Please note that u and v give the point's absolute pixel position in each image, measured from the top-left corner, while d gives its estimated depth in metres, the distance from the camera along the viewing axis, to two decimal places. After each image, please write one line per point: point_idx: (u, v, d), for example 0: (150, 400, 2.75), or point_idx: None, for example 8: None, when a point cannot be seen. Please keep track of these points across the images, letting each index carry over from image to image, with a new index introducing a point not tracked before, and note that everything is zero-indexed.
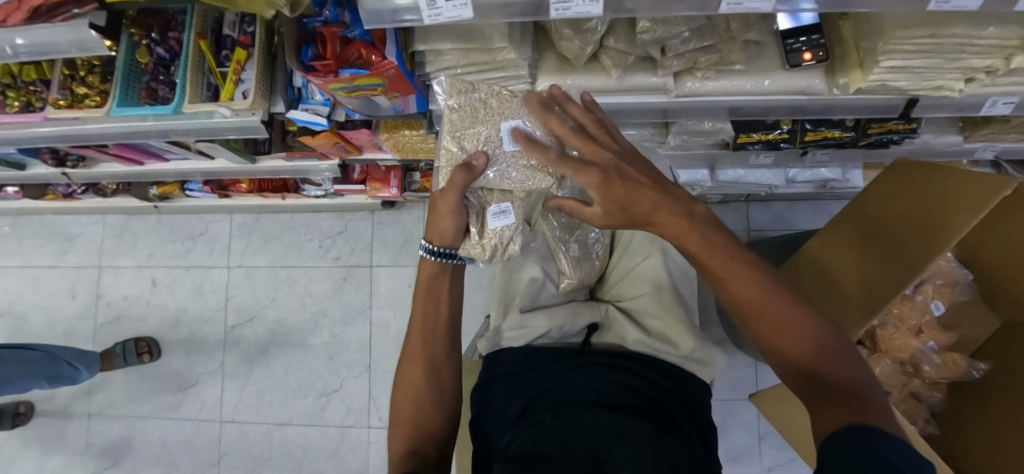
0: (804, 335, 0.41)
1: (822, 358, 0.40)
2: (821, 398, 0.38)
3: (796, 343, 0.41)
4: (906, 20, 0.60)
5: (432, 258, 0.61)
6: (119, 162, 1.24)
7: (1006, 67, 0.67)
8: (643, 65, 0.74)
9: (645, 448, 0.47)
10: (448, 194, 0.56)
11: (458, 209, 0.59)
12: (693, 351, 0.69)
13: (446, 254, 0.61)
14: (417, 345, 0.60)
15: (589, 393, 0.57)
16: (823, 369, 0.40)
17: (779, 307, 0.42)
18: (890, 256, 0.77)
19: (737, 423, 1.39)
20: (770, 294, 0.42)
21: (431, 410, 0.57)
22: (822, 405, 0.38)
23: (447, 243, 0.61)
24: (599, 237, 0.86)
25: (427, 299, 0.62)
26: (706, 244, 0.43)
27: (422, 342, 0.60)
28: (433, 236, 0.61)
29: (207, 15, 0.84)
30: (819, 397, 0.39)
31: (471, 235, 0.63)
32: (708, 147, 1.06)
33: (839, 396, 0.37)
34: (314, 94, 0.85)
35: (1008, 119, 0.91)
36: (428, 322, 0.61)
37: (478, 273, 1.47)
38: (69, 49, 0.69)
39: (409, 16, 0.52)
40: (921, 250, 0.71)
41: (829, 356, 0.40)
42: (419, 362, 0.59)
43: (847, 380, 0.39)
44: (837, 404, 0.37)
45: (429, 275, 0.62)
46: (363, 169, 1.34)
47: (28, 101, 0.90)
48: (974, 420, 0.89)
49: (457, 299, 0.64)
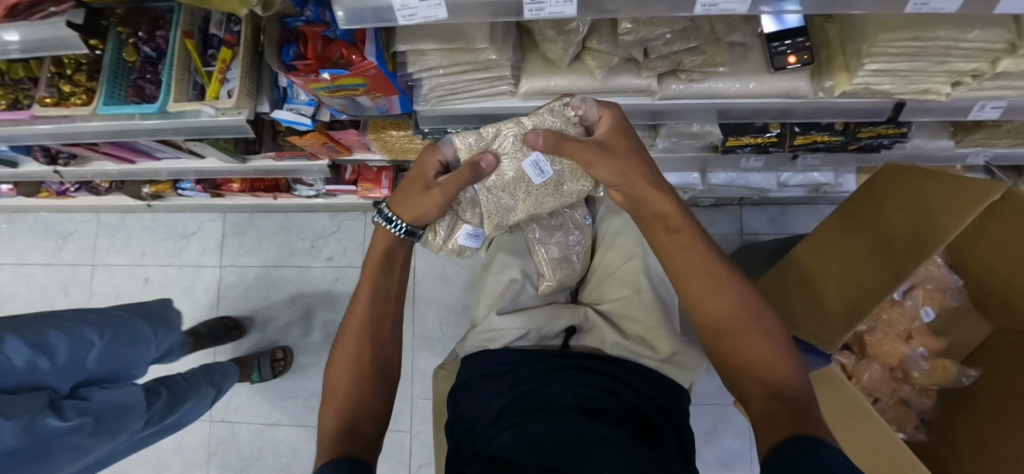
0: (763, 341, 0.47)
1: (777, 365, 0.46)
2: (775, 409, 0.41)
3: (756, 347, 0.47)
4: (889, 23, 0.60)
5: (398, 235, 0.63)
6: (110, 160, 1.24)
7: (993, 71, 0.66)
8: (627, 66, 0.74)
9: (620, 456, 0.46)
10: (451, 184, 0.59)
11: (447, 202, 0.62)
12: (671, 354, 0.69)
13: (411, 233, 0.64)
14: (359, 317, 0.60)
15: (568, 397, 0.56)
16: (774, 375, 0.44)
17: (748, 308, 0.50)
18: (875, 256, 0.77)
19: (729, 428, 1.37)
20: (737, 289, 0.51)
21: (375, 391, 0.56)
22: (773, 413, 0.41)
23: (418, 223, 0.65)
24: (579, 240, 0.85)
25: (380, 272, 0.62)
26: (685, 223, 0.55)
27: (365, 314, 0.60)
28: (405, 211, 0.62)
29: (194, 14, 0.84)
30: (771, 409, 0.41)
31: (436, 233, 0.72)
32: (698, 150, 1.05)
33: (791, 406, 0.40)
34: (299, 93, 0.85)
35: (999, 124, 0.91)
36: (377, 294, 0.61)
37: (470, 274, 1.46)
38: (55, 47, 0.69)
39: (386, 17, 0.52)
40: (907, 249, 0.70)
41: (784, 371, 0.45)
42: (362, 335, 0.59)
43: (799, 393, 0.43)
44: (787, 413, 0.40)
45: (384, 249, 0.63)
46: (355, 169, 1.34)
47: (15, 99, 0.89)
48: (964, 427, 0.88)
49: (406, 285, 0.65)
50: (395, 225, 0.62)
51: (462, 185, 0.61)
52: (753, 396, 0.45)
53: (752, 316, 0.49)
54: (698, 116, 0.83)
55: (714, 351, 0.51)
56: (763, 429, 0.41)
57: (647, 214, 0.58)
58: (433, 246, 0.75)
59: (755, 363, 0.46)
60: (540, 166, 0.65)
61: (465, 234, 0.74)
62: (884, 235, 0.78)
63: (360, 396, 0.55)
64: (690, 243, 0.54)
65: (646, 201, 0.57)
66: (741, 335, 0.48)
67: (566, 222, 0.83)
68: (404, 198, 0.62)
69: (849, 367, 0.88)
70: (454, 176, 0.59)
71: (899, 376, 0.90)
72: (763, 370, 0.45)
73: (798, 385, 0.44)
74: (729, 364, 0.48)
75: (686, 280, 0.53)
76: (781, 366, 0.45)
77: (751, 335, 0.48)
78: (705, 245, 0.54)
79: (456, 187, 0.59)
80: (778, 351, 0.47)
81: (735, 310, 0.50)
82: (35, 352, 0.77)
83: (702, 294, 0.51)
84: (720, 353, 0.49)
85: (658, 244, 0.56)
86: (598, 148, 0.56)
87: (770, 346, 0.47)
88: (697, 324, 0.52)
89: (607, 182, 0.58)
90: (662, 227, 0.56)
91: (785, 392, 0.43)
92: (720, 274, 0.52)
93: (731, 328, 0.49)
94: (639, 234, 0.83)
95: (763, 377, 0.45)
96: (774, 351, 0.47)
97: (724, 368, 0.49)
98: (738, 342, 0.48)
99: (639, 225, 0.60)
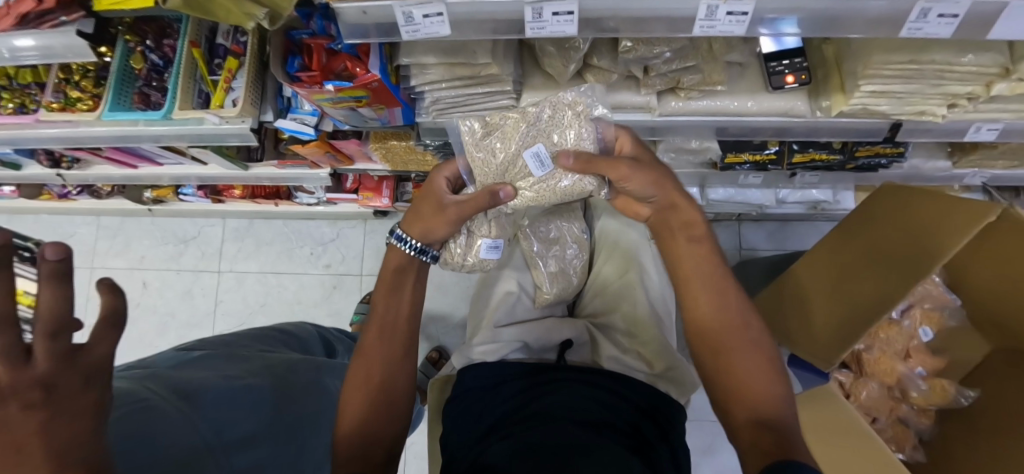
0: (756, 364, 0.48)
1: (766, 391, 0.46)
2: (760, 435, 0.42)
3: (748, 373, 0.47)
4: (882, 46, 0.62)
5: (410, 254, 0.62)
6: (113, 163, 1.25)
7: (988, 94, 0.67)
8: (626, 83, 0.75)
9: (602, 462, 0.47)
10: (463, 205, 0.59)
11: (457, 222, 0.61)
12: (665, 370, 0.70)
13: (422, 251, 0.63)
14: (376, 343, 0.59)
15: (566, 409, 0.56)
16: (761, 401, 0.45)
17: (747, 333, 0.50)
18: (871, 276, 0.78)
19: (726, 445, 1.36)
20: (739, 308, 0.52)
21: (380, 412, 0.56)
22: (760, 442, 0.41)
23: (425, 239, 0.62)
24: (576, 254, 0.85)
25: (389, 295, 0.61)
26: (691, 238, 0.56)
27: (381, 344, 0.59)
28: (415, 226, 0.62)
29: (201, 23, 0.85)
30: (756, 434, 0.42)
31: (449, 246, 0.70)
32: (697, 167, 1.06)
33: (776, 433, 0.41)
34: (303, 103, 0.87)
35: (995, 145, 0.91)
36: (389, 316, 0.60)
37: (468, 285, 1.46)
38: (64, 53, 0.70)
39: (390, 34, 0.53)
40: (903, 269, 0.71)
41: (775, 401, 0.45)
42: (377, 361, 0.58)
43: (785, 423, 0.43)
44: (771, 441, 0.41)
45: (395, 268, 0.62)
46: (357, 178, 1.34)
47: (22, 103, 0.92)
48: (963, 450, 0.87)
49: (421, 293, 0.64)
50: (403, 245, 0.61)
51: (477, 208, 0.59)
52: (739, 418, 0.45)
53: (748, 340, 0.50)
54: (697, 133, 0.84)
55: (708, 369, 0.50)
56: (748, 452, 0.41)
57: (670, 224, 0.57)
58: (452, 264, 0.72)
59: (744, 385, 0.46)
60: (541, 157, 0.60)
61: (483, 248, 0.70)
62: (882, 254, 0.79)
63: (366, 417, 0.55)
64: (694, 265, 0.54)
65: (675, 210, 0.56)
66: (736, 357, 0.48)
67: (563, 236, 0.84)
68: (413, 217, 0.62)
69: (847, 385, 0.87)
70: (469, 204, 0.59)
71: (897, 395, 0.90)
72: (753, 393, 0.46)
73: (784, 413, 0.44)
74: (721, 382, 0.48)
75: (698, 293, 0.53)
76: (772, 392, 0.46)
77: (744, 356, 0.48)
78: (718, 262, 0.55)
79: (468, 209, 0.58)
80: (772, 377, 0.47)
81: (735, 328, 0.50)
82: (196, 352, 0.73)
83: (704, 315, 0.52)
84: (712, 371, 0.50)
85: (675, 251, 0.56)
86: (632, 163, 0.54)
87: (764, 373, 0.47)
88: (693, 343, 0.53)
89: (637, 192, 0.56)
90: (685, 235, 0.56)
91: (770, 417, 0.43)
92: (722, 296, 0.53)
93: (725, 348, 0.49)
94: (635, 250, 0.84)
95: (752, 399, 0.45)
96: (766, 376, 0.47)
97: (713, 387, 0.50)
98: (732, 364, 0.48)
99: (657, 232, 0.59)
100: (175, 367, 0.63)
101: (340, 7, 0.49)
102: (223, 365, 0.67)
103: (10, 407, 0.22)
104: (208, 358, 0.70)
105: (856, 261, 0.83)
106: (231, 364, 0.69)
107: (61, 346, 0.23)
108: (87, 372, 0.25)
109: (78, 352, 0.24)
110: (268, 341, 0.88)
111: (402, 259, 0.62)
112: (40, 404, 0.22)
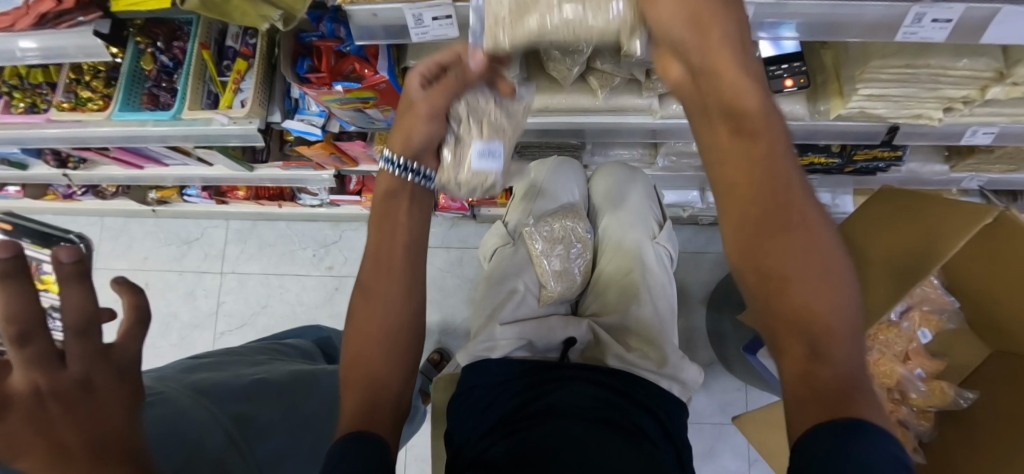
0: (831, 275, 0.33)
1: (837, 330, 0.32)
2: (816, 391, 0.31)
3: (817, 303, 0.32)
4: (879, 51, 0.63)
5: (394, 174, 0.52)
6: (119, 164, 1.26)
7: (983, 98, 0.68)
8: (628, 86, 0.77)
9: (606, 456, 0.48)
10: (438, 89, 0.50)
11: (439, 113, 0.50)
12: (668, 368, 0.69)
13: (409, 169, 0.52)
14: (381, 295, 0.50)
15: (571, 405, 0.58)
16: (830, 345, 0.32)
17: (819, 246, 0.34)
18: (896, 267, 0.75)
19: (727, 448, 1.36)
20: (806, 213, 0.35)
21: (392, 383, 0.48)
22: (813, 399, 0.31)
23: (413, 154, 0.52)
24: (579, 253, 0.90)
25: (387, 247, 0.51)
26: (737, 119, 0.37)
27: (386, 293, 0.50)
28: (396, 138, 0.51)
29: (211, 25, 0.86)
30: (810, 388, 0.32)
31: (443, 162, 0.53)
32: (697, 170, 1.07)
33: (836, 390, 0.31)
34: (311, 105, 0.88)
35: (992, 149, 0.93)
36: (383, 262, 0.51)
37: (470, 287, 1.47)
38: (75, 54, 0.72)
39: (399, 36, 0.55)
40: (922, 262, 0.69)
41: (846, 343, 0.32)
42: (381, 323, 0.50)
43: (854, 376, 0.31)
44: (824, 400, 0.31)
45: (382, 194, 0.53)
46: (360, 180, 1.35)
47: (33, 102, 0.93)
48: (963, 451, 0.87)
49: (421, 223, 0.54)
50: (389, 164, 0.51)
51: (456, 91, 0.50)
52: (790, 352, 0.33)
53: (820, 242, 0.34)
54: None
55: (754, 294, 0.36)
56: (796, 405, 0.32)
57: (706, 93, 0.38)
58: (447, 184, 0.53)
59: (811, 303, 0.32)
60: None
61: (477, 151, 0.51)
62: (910, 240, 0.75)
63: (363, 387, 0.46)
64: (755, 140, 0.36)
65: (712, 73, 0.36)
66: (804, 266, 0.33)
67: (567, 236, 0.89)
68: (393, 132, 0.52)
69: None
70: (445, 84, 0.50)
71: (897, 397, 0.90)
72: (823, 314, 0.32)
73: (853, 348, 0.32)
74: (770, 315, 0.35)
75: (739, 196, 0.36)
76: (846, 318, 0.33)
77: (816, 264, 0.33)
78: (783, 150, 0.36)
79: (444, 93, 0.50)
80: (846, 293, 0.33)
81: (802, 245, 0.34)
82: (203, 361, 0.75)
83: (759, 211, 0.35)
84: (754, 285, 0.36)
85: (713, 134, 0.38)
86: None
87: (838, 304, 0.33)
88: (736, 246, 0.37)
89: (663, 36, 0.38)
90: (725, 114, 0.37)
91: (837, 360, 0.31)
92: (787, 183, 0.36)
93: (788, 252, 0.34)
94: (636, 249, 0.85)
95: (814, 322, 0.32)
96: (841, 289, 0.33)
97: (760, 317, 0.36)
98: (790, 294, 0.33)
99: (690, 104, 0.40)
100: (183, 373, 0.66)
101: (351, 9, 0.50)
102: (228, 370, 0.69)
103: (48, 411, 0.21)
104: (214, 366, 0.71)
105: (889, 246, 0.79)
106: (236, 369, 0.71)
107: (91, 345, 0.23)
108: (120, 368, 0.24)
109: (110, 349, 0.24)
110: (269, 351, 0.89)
111: (392, 183, 0.52)
112: (78, 404, 0.22)
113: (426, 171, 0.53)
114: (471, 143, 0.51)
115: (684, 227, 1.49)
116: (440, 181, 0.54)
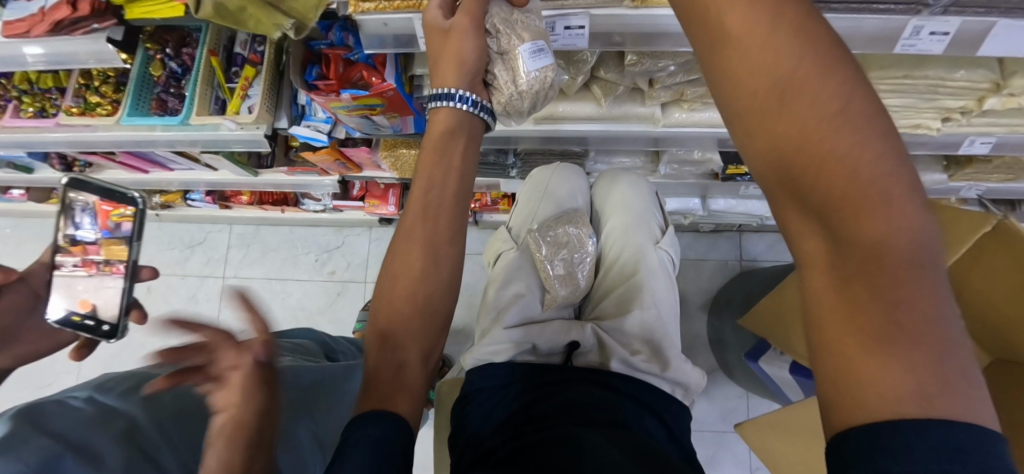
0: (883, 167, 0.24)
1: (875, 226, 0.23)
2: (858, 318, 0.23)
3: (844, 194, 0.24)
4: (879, 61, 0.64)
5: (455, 108, 0.49)
6: (124, 169, 1.27)
7: (980, 109, 0.69)
8: (631, 95, 0.78)
9: (608, 455, 0.49)
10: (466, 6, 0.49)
11: (475, 27, 0.49)
12: (671, 371, 0.69)
13: (465, 99, 0.49)
14: (417, 258, 0.48)
15: (577, 407, 0.59)
16: (861, 248, 0.24)
17: (844, 119, 0.25)
18: None
19: (728, 456, 1.35)
20: (813, 80, 0.26)
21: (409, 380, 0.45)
22: (855, 328, 0.23)
23: (468, 82, 0.49)
24: (584, 258, 0.90)
25: (401, 242, 0.50)
26: None
27: (422, 254, 0.49)
28: (447, 70, 0.48)
29: (220, 32, 0.88)
30: (845, 315, 0.24)
31: (495, 85, 0.51)
32: (699, 177, 1.09)
33: (876, 310, 0.23)
34: (317, 111, 0.88)
35: (990, 159, 0.94)
36: (417, 224, 0.49)
37: (472, 293, 1.47)
38: (87, 59, 0.73)
39: (408, 45, 0.56)
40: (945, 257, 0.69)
41: (889, 243, 0.23)
42: (387, 315, 0.48)
43: (905, 286, 0.23)
44: (863, 326, 0.23)
45: (444, 132, 0.49)
46: (363, 186, 1.36)
47: (42, 107, 0.94)
48: None
49: (471, 173, 0.52)
50: (451, 99, 0.49)
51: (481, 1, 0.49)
52: (819, 273, 0.26)
53: (855, 117, 0.25)
54: (698, 144, 0.86)
55: (774, 198, 0.28)
56: (823, 369, 0.25)
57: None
58: (508, 104, 0.52)
59: (843, 216, 0.24)
60: None
61: (524, 55, 0.48)
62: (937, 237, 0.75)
63: (389, 347, 0.46)
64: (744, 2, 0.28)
65: None
66: (837, 163, 0.24)
67: (572, 241, 0.91)
68: (439, 67, 0.49)
69: None
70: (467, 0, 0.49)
71: None
72: (863, 231, 0.24)
73: (913, 264, 0.23)
74: (792, 221, 0.27)
75: (727, 79, 0.30)
76: (894, 206, 0.23)
77: (857, 161, 0.24)
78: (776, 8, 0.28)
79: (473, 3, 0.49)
80: (891, 173, 0.24)
81: (813, 124, 0.25)
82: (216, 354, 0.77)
83: (771, 94, 0.27)
84: (775, 198, 0.28)
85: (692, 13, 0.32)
86: None
87: (874, 190, 0.24)
88: (750, 142, 0.29)
89: None
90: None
91: (880, 280, 0.23)
92: (817, 52, 0.27)
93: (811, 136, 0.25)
94: (641, 256, 0.85)
95: (856, 245, 0.24)
96: (898, 189, 0.24)
97: (788, 226, 0.28)
98: (802, 186, 0.26)
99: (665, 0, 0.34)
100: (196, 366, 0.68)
101: (361, 18, 0.52)
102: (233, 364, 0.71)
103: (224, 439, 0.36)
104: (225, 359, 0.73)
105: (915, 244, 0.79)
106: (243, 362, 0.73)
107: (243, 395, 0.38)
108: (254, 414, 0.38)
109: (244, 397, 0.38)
110: (277, 345, 0.90)
111: (450, 121, 0.49)
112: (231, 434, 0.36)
113: (482, 100, 0.51)
114: (518, 48, 0.48)
115: (685, 234, 1.50)
116: (501, 104, 0.52)
